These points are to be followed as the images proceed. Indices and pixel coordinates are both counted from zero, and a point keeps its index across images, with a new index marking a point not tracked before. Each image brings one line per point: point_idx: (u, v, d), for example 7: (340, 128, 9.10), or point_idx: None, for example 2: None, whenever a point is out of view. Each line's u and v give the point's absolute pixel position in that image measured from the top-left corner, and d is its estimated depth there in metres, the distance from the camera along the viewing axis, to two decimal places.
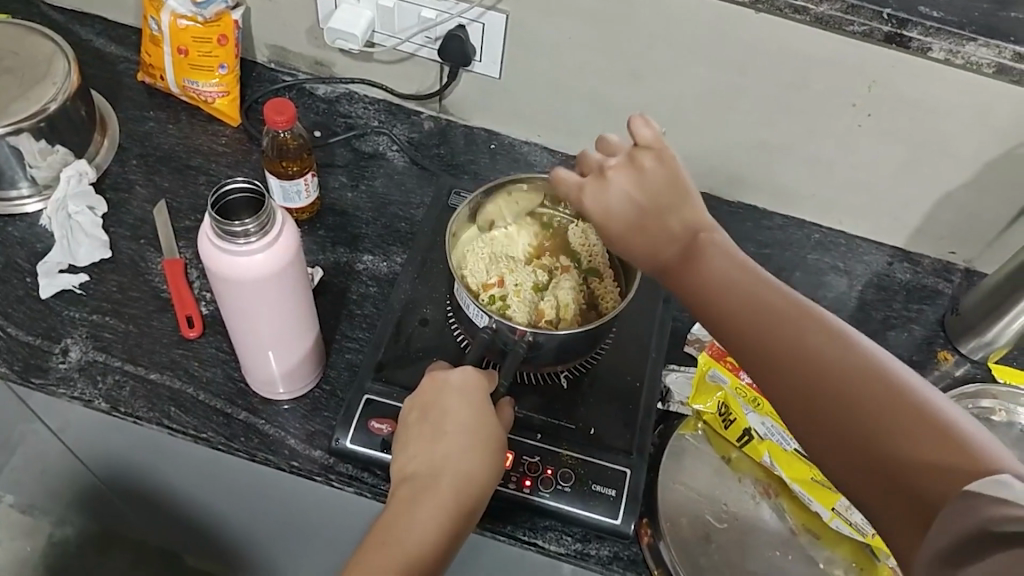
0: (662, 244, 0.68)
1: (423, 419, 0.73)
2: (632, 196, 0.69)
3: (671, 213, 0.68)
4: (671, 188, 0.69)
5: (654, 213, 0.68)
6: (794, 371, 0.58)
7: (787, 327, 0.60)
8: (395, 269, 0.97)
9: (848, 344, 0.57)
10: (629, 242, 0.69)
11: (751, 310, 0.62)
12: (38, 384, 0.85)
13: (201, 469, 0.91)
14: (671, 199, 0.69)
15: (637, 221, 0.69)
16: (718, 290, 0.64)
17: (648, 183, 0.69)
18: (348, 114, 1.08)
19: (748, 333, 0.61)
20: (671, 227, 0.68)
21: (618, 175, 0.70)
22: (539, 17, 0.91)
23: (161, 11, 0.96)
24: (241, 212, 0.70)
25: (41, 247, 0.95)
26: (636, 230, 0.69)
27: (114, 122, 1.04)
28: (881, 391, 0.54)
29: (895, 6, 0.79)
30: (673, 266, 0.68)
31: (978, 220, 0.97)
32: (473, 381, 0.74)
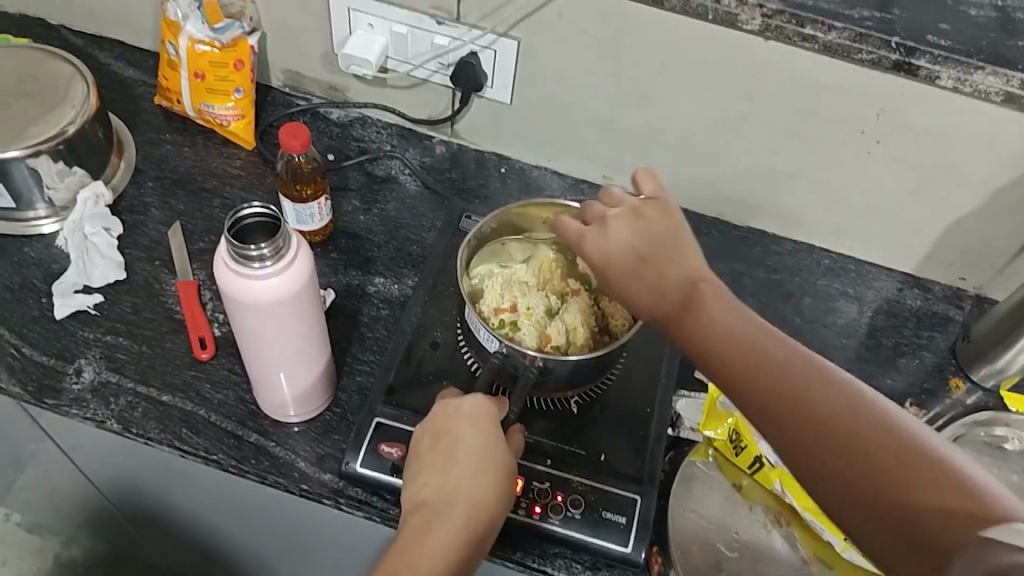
0: (664, 291, 0.69)
1: (434, 446, 0.73)
2: (634, 244, 0.71)
3: (672, 262, 0.70)
4: (670, 237, 0.71)
5: (656, 260, 0.70)
6: (799, 417, 0.59)
7: (789, 372, 0.60)
8: (407, 291, 0.97)
9: (853, 390, 0.58)
10: (633, 290, 0.70)
11: (751, 355, 0.62)
12: (51, 405, 0.86)
13: (210, 491, 0.92)
14: (671, 248, 0.71)
15: (640, 269, 0.70)
16: (718, 335, 0.64)
17: (648, 232, 0.72)
18: (361, 137, 1.09)
19: (750, 378, 0.61)
20: (672, 274, 0.69)
21: (619, 225, 0.73)
22: (551, 44, 0.93)
23: (180, 36, 0.98)
24: (257, 236, 0.70)
25: (57, 267, 0.96)
26: (640, 279, 0.70)
27: (131, 145, 1.06)
28: (887, 436, 0.56)
29: (903, 35, 0.80)
30: (673, 311, 0.68)
31: (988, 247, 0.97)
32: (485, 408, 0.74)
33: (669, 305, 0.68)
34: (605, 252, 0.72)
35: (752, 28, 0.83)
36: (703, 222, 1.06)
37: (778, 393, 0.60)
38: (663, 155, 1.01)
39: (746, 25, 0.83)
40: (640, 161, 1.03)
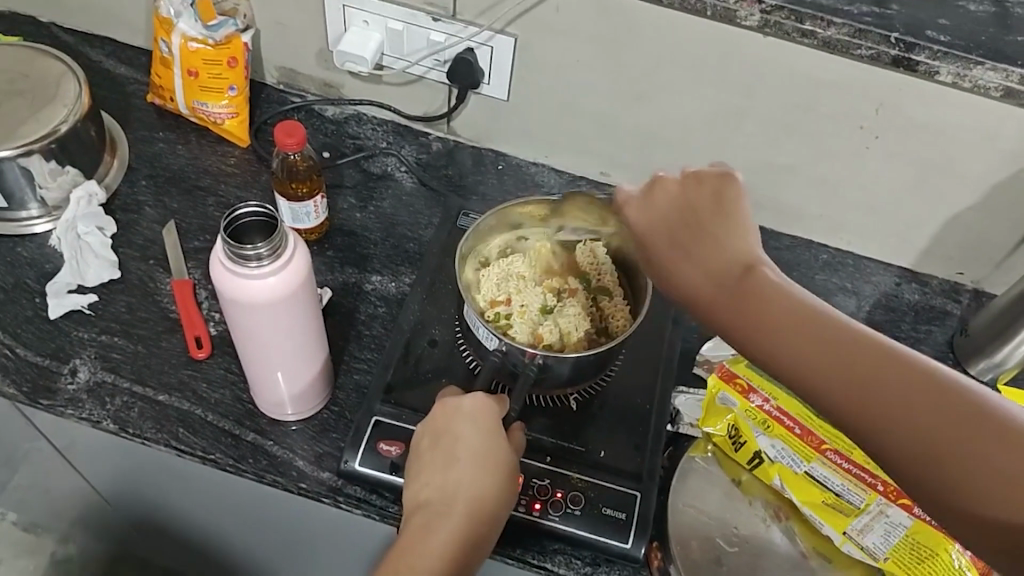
0: (714, 271, 0.62)
1: (435, 445, 0.73)
2: (679, 220, 0.65)
3: (721, 237, 0.63)
4: (717, 207, 0.64)
5: (700, 236, 0.64)
6: (869, 407, 0.54)
7: (856, 357, 0.55)
8: (404, 289, 0.97)
9: (927, 374, 0.54)
10: (678, 270, 0.64)
11: (812, 340, 0.57)
12: (46, 406, 0.85)
13: (208, 490, 0.91)
14: (719, 220, 0.64)
15: (686, 247, 0.64)
16: (772, 318, 0.58)
17: (693, 206, 0.65)
18: (357, 135, 1.09)
19: (812, 365, 0.56)
20: (723, 252, 0.63)
21: (663, 198, 0.67)
22: (548, 40, 0.92)
23: (173, 33, 0.97)
24: (253, 235, 0.70)
25: (51, 267, 0.95)
26: (688, 259, 0.64)
27: (125, 143, 1.05)
28: (964, 424, 0.52)
29: (902, 31, 0.80)
30: (720, 293, 0.62)
31: (986, 242, 0.97)
32: (484, 406, 0.74)
33: (717, 287, 0.62)
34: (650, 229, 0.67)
35: (751, 24, 0.83)
36: None
37: (845, 381, 0.55)
38: (661, 150, 1.00)
39: (745, 21, 0.83)
40: (638, 157, 1.02)
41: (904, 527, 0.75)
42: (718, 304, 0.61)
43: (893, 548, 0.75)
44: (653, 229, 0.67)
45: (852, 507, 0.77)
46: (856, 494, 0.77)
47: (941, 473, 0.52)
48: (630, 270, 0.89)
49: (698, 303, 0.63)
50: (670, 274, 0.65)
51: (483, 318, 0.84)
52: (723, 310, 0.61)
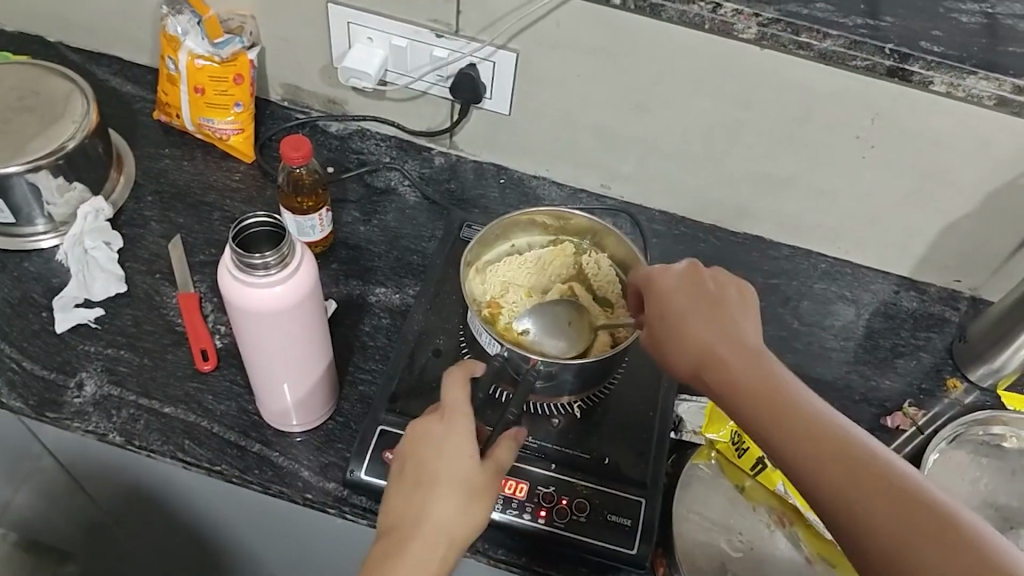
0: (714, 338, 0.65)
1: (416, 454, 0.69)
2: (688, 292, 0.69)
3: (725, 316, 0.67)
4: (727, 296, 0.68)
5: (714, 312, 0.67)
6: (831, 480, 0.54)
7: (833, 437, 0.56)
8: (409, 300, 0.98)
9: (899, 473, 0.53)
10: (678, 331, 0.67)
11: (790, 408, 0.58)
12: (52, 418, 0.86)
13: (214, 503, 0.91)
14: (734, 308, 0.67)
15: (690, 312, 0.67)
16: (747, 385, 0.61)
17: (710, 292, 0.68)
18: (361, 150, 1.10)
19: (783, 434, 0.57)
20: (728, 324, 0.66)
21: (674, 274, 0.71)
22: (547, 56, 0.94)
23: (179, 51, 0.99)
24: (261, 244, 0.71)
25: (57, 282, 0.96)
26: (690, 322, 0.67)
27: (130, 158, 1.07)
28: (922, 514, 0.51)
29: (897, 41, 0.82)
30: (717, 356, 0.64)
31: (981, 250, 0.98)
32: (461, 426, 0.70)
33: (711, 352, 0.64)
34: (656, 294, 0.71)
35: (748, 36, 0.84)
36: (700, 228, 1.08)
37: (813, 453, 0.55)
38: (661, 162, 1.02)
39: (741, 33, 0.84)
40: (638, 168, 1.04)
41: None
42: (712, 365, 0.64)
43: None
44: (661, 294, 0.70)
45: None
46: None
47: (879, 551, 0.52)
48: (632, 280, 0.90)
49: (692, 364, 0.65)
50: (664, 338, 0.68)
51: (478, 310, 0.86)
52: (712, 371, 0.64)
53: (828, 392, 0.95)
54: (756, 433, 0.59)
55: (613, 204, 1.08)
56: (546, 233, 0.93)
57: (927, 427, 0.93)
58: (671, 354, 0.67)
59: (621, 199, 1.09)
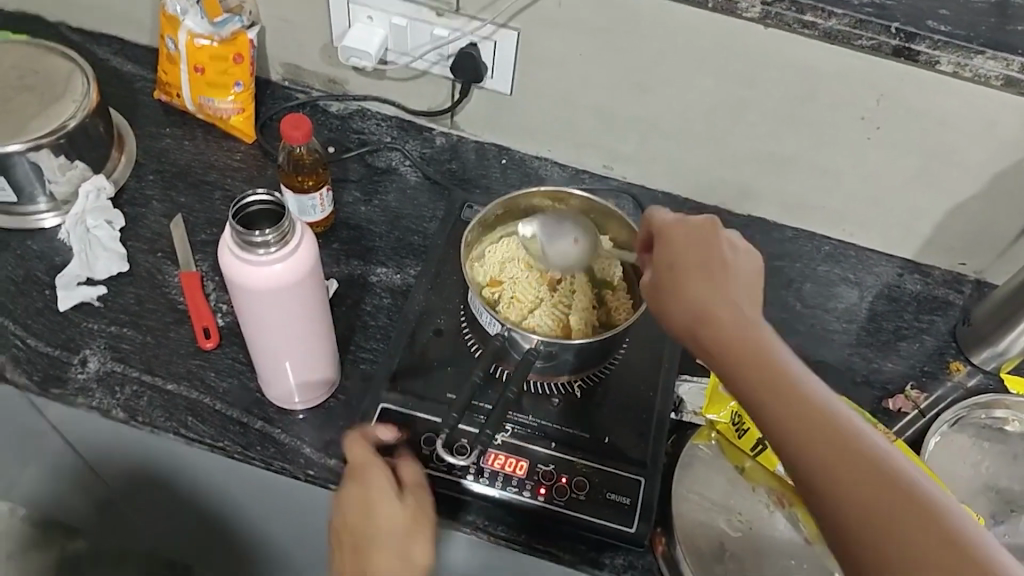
0: (709, 299, 0.64)
1: (350, 547, 0.73)
2: (697, 249, 0.67)
3: (724, 276, 0.65)
4: (731, 255, 0.66)
5: (714, 272, 0.65)
6: (817, 453, 0.54)
7: (824, 414, 0.56)
8: (410, 280, 0.98)
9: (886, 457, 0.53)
10: (679, 288, 0.66)
11: (775, 375, 0.59)
12: (56, 395, 0.86)
13: (217, 479, 0.92)
14: (734, 268, 0.66)
15: (693, 272, 0.66)
16: (736, 351, 0.61)
17: (712, 250, 0.67)
18: (362, 130, 1.10)
19: (772, 402, 0.57)
20: (731, 288, 0.64)
21: (684, 228, 0.69)
22: (550, 35, 0.93)
23: (179, 30, 0.98)
24: (261, 222, 0.71)
25: (60, 260, 0.96)
26: (692, 281, 0.65)
27: (132, 138, 1.06)
28: (892, 489, 0.51)
29: (902, 20, 0.81)
30: (710, 319, 0.63)
31: (987, 233, 0.98)
32: (376, 466, 0.76)
33: (711, 312, 0.63)
34: (665, 246, 0.69)
35: (752, 15, 0.83)
36: (703, 209, 1.07)
37: (799, 425, 0.55)
38: (664, 143, 1.01)
39: (746, 12, 0.83)
40: (640, 148, 1.03)
41: None
42: (710, 326, 0.63)
43: None
44: (668, 247, 0.68)
45: None
46: None
47: (846, 519, 0.52)
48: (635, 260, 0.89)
49: (689, 322, 0.64)
50: (662, 293, 0.67)
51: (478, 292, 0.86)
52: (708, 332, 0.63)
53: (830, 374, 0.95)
54: (742, 396, 0.60)
55: (616, 185, 1.08)
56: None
57: (929, 410, 0.93)
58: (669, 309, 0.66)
59: (624, 180, 1.08)
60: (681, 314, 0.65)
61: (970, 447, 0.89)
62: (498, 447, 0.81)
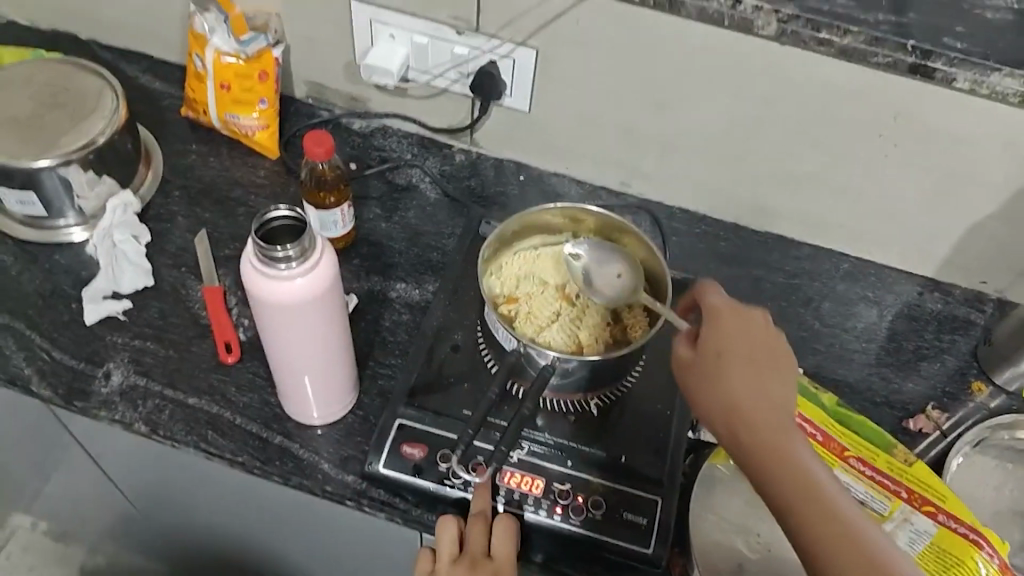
0: (742, 388, 0.66)
1: None
2: (743, 338, 0.69)
3: (757, 368, 0.68)
4: (766, 346, 0.69)
5: (749, 362, 0.68)
6: (838, 564, 0.58)
7: (848, 525, 0.60)
8: (428, 296, 0.98)
9: (903, 574, 0.58)
10: (720, 375, 0.67)
11: (798, 472, 0.62)
12: (80, 408, 0.88)
13: (234, 495, 0.93)
14: (768, 358, 0.68)
15: (731, 359, 0.68)
16: (764, 443, 0.64)
17: (750, 340, 0.69)
18: (383, 147, 1.11)
19: (794, 497, 0.61)
20: (770, 384, 0.67)
21: (732, 314, 0.70)
22: (569, 53, 0.94)
23: (207, 48, 1.01)
24: (283, 238, 0.72)
25: (87, 275, 0.99)
26: (735, 372, 0.67)
27: (159, 155, 1.08)
28: None
29: (920, 38, 0.81)
30: (743, 407, 0.66)
31: (1009, 252, 0.97)
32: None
33: (742, 401, 0.66)
34: (710, 329, 0.70)
35: (768, 33, 0.84)
36: (721, 226, 1.07)
37: (818, 526, 0.60)
38: (683, 161, 1.02)
39: (762, 31, 0.84)
40: (657, 165, 1.03)
41: (929, 534, 0.76)
42: (746, 418, 0.65)
43: (917, 555, 0.75)
44: (711, 330, 0.70)
45: (877, 515, 0.78)
46: (882, 502, 0.78)
47: None
48: (651, 274, 0.89)
49: (722, 409, 0.67)
50: (698, 375, 0.69)
51: (494, 308, 0.87)
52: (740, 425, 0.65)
53: (849, 394, 0.95)
54: (764, 486, 0.63)
55: (633, 202, 1.08)
56: (562, 227, 0.93)
57: (950, 431, 0.92)
58: (704, 392, 0.68)
59: (642, 197, 1.08)
60: (715, 400, 0.67)
61: (991, 469, 0.88)
62: (515, 465, 0.81)
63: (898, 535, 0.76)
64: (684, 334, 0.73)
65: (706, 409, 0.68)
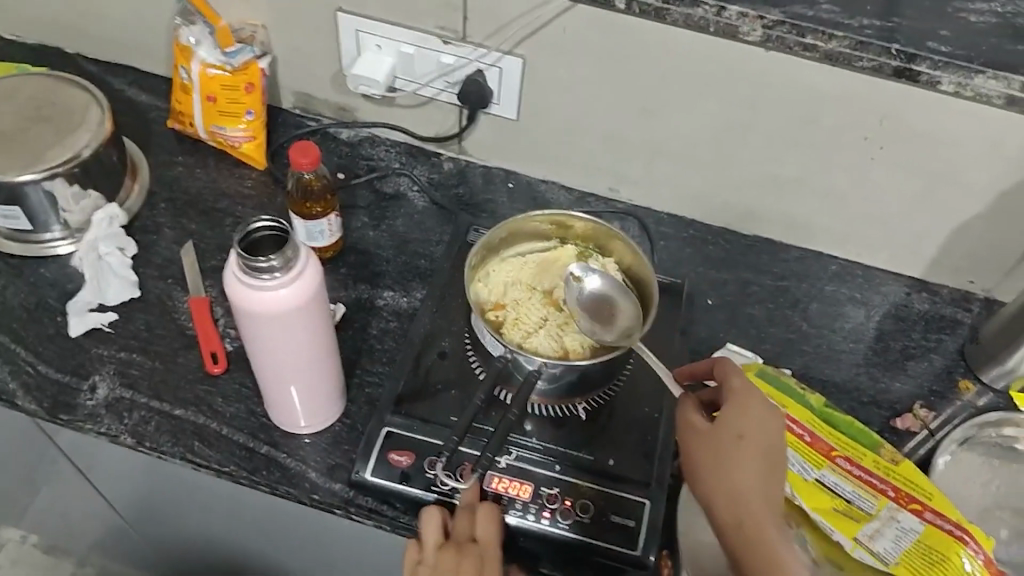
0: (747, 480, 0.66)
1: None
2: (765, 432, 0.68)
3: (767, 462, 0.67)
4: (778, 439, 0.68)
5: (760, 454, 0.67)
6: None
7: None
8: (416, 304, 0.98)
9: None
10: (732, 464, 0.67)
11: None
12: (65, 420, 0.88)
13: (223, 505, 0.93)
14: (777, 454, 0.68)
15: (744, 448, 0.67)
16: (755, 540, 0.64)
17: (765, 432, 0.68)
18: (371, 156, 1.11)
19: None
20: (773, 485, 0.67)
21: (757, 404, 0.69)
22: (555, 61, 0.95)
23: (192, 60, 1.01)
24: (267, 248, 0.72)
25: (72, 287, 0.98)
26: (748, 466, 0.66)
27: (145, 168, 1.08)
28: None
29: (903, 42, 0.81)
30: (746, 500, 0.66)
31: (994, 252, 0.97)
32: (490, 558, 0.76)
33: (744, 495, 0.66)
34: (731, 412, 0.69)
35: (753, 39, 0.85)
36: (708, 231, 1.07)
37: None
38: (669, 166, 1.02)
39: (747, 36, 0.84)
40: (644, 171, 1.04)
41: (916, 532, 0.76)
42: (748, 515, 0.65)
43: (904, 553, 0.75)
44: (733, 413, 0.69)
45: (864, 514, 0.78)
46: (869, 500, 0.78)
47: None
48: (638, 279, 0.89)
49: (724, 498, 0.66)
50: (704, 454, 0.69)
51: (481, 314, 0.86)
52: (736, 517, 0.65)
53: (837, 395, 0.95)
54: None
55: (621, 207, 1.08)
56: (549, 234, 0.93)
57: (938, 430, 0.92)
58: (707, 474, 0.68)
59: (630, 203, 1.08)
60: (719, 486, 0.67)
61: (980, 466, 0.88)
62: (501, 470, 0.81)
63: (884, 532, 0.76)
64: (696, 406, 0.72)
65: (705, 488, 0.68)
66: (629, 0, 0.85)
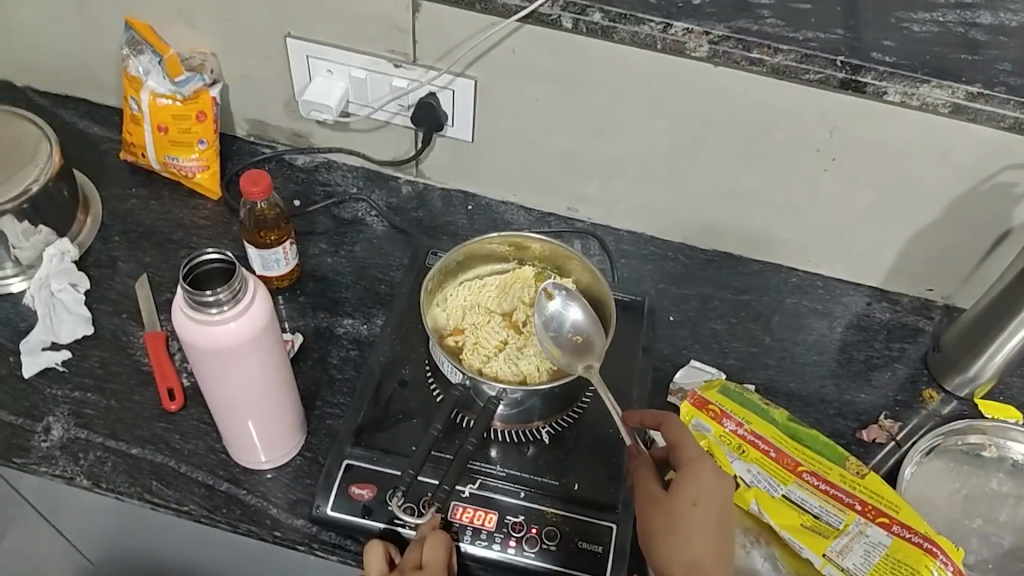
0: (703, 549, 0.67)
1: None
2: (720, 498, 0.69)
3: (720, 528, 0.68)
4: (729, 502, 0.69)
5: (714, 520, 0.68)
6: None
7: None
8: (376, 331, 0.97)
9: None
10: (690, 534, 0.67)
11: None
12: (19, 463, 0.85)
13: (185, 545, 0.90)
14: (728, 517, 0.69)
15: (701, 517, 0.68)
16: None
17: (718, 497, 0.69)
18: (327, 182, 1.10)
19: None
20: (727, 550, 0.68)
21: (709, 467, 0.70)
22: (507, 82, 0.94)
23: (141, 91, 1.00)
24: (214, 281, 0.71)
25: (25, 326, 0.96)
26: (705, 535, 0.67)
27: (97, 201, 1.06)
28: None
29: (849, 54, 0.82)
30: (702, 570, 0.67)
31: (951, 260, 0.98)
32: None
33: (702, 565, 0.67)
34: (688, 478, 0.69)
35: (700, 54, 0.85)
36: (669, 247, 1.07)
37: None
38: (627, 183, 1.02)
39: (693, 52, 0.85)
40: (602, 189, 1.04)
41: (885, 545, 0.76)
42: None
43: (874, 568, 0.75)
44: (690, 480, 0.69)
45: (831, 529, 0.77)
46: (836, 516, 0.78)
47: None
48: (598, 298, 0.89)
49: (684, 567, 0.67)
50: (663, 521, 0.68)
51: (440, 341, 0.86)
52: None
53: (801, 408, 0.95)
54: None
55: (581, 226, 1.08)
56: (508, 255, 0.92)
57: (905, 440, 0.93)
58: (664, 540, 0.68)
59: (590, 222, 1.08)
60: (678, 553, 0.67)
61: (946, 475, 0.88)
62: (465, 500, 0.80)
63: (853, 547, 0.76)
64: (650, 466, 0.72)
65: (664, 553, 0.68)
66: (576, 19, 0.85)
